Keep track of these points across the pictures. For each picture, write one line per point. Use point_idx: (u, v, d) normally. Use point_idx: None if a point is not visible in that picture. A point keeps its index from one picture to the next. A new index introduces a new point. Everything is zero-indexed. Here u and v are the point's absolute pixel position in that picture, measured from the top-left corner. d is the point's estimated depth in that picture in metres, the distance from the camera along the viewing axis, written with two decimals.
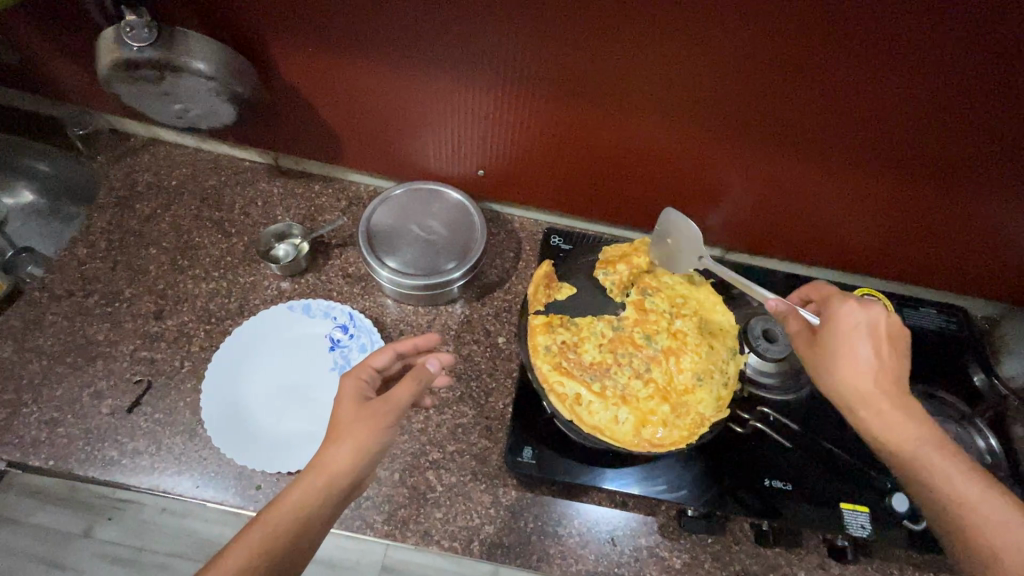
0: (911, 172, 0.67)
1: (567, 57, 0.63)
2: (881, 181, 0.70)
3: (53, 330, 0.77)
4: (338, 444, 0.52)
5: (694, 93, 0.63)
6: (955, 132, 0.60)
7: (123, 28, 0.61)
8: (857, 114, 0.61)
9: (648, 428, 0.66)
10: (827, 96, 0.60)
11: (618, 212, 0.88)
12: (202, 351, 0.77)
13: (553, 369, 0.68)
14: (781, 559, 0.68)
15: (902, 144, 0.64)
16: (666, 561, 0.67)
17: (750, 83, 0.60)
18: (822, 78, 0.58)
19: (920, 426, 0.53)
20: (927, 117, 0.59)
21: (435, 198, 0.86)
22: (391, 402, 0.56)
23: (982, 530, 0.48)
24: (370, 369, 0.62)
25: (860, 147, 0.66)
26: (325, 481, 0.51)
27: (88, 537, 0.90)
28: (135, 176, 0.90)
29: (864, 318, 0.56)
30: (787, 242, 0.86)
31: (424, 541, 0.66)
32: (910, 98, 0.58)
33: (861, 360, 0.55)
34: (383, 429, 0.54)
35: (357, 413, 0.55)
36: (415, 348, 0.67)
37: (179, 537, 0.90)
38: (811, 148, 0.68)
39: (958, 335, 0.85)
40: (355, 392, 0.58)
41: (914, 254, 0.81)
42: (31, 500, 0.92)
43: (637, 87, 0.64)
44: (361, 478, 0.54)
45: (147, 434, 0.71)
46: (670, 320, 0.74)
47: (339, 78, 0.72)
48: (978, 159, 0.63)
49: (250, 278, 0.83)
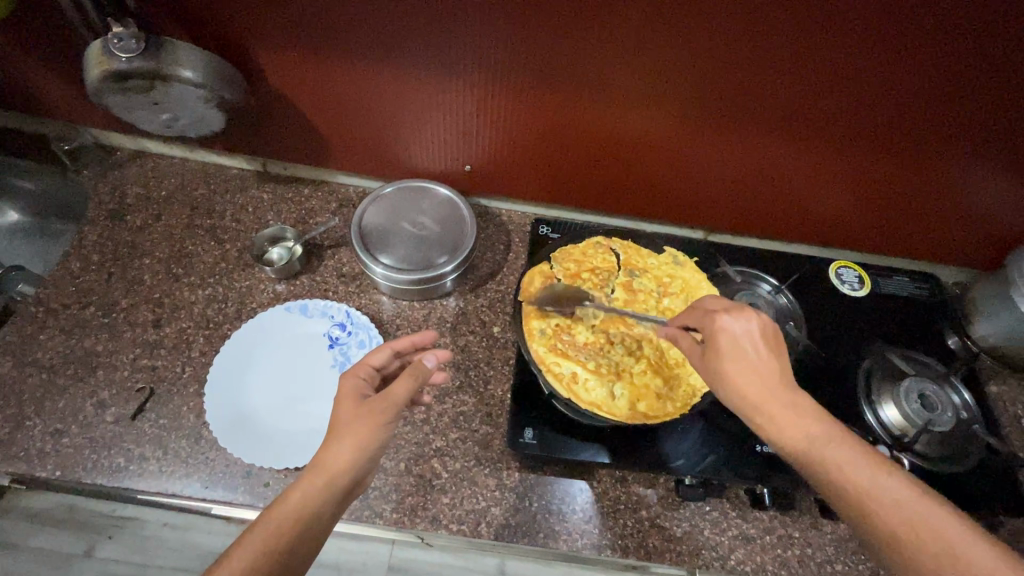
0: (872, 141, 0.71)
1: (539, 50, 0.65)
2: (846, 153, 0.73)
3: (50, 345, 0.77)
4: (338, 441, 0.55)
5: (662, 78, 0.66)
6: (919, 100, 0.64)
7: (111, 40, 0.63)
8: (817, 88, 0.64)
9: (643, 401, 0.68)
10: (805, 71, 0.63)
11: (603, 200, 0.90)
12: (202, 356, 0.78)
13: (548, 350, 0.70)
14: (775, 522, 0.71)
15: (861, 116, 0.67)
16: (668, 530, 0.70)
17: (740, 63, 0.63)
18: (780, 56, 0.61)
19: (813, 420, 0.52)
20: (898, 85, 0.63)
21: (423, 194, 0.88)
22: (388, 401, 0.58)
23: (870, 502, 0.47)
24: (370, 367, 0.64)
25: (823, 122, 0.69)
26: (326, 480, 0.53)
27: (88, 557, 0.90)
28: (124, 188, 0.91)
29: (740, 322, 0.57)
30: (766, 219, 0.88)
31: (433, 527, 0.68)
32: (892, 69, 0.61)
33: (751, 367, 0.54)
34: (383, 425, 0.57)
35: (356, 411, 0.57)
36: (413, 345, 0.69)
37: (182, 552, 0.91)
38: (776, 125, 0.71)
39: (931, 300, 0.88)
40: (353, 391, 0.60)
41: (885, 223, 0.85)
42: (29, 525, 0.92)
43: (609, 75, 0.67)
44: (360, 477, 0.55)
45: (153, 440, 0.72)
46: (658, 299, 0.77)
47: (323, 80, 0.74)
48: (933, 126, 0.67)
49: (245, 282, 0.85)
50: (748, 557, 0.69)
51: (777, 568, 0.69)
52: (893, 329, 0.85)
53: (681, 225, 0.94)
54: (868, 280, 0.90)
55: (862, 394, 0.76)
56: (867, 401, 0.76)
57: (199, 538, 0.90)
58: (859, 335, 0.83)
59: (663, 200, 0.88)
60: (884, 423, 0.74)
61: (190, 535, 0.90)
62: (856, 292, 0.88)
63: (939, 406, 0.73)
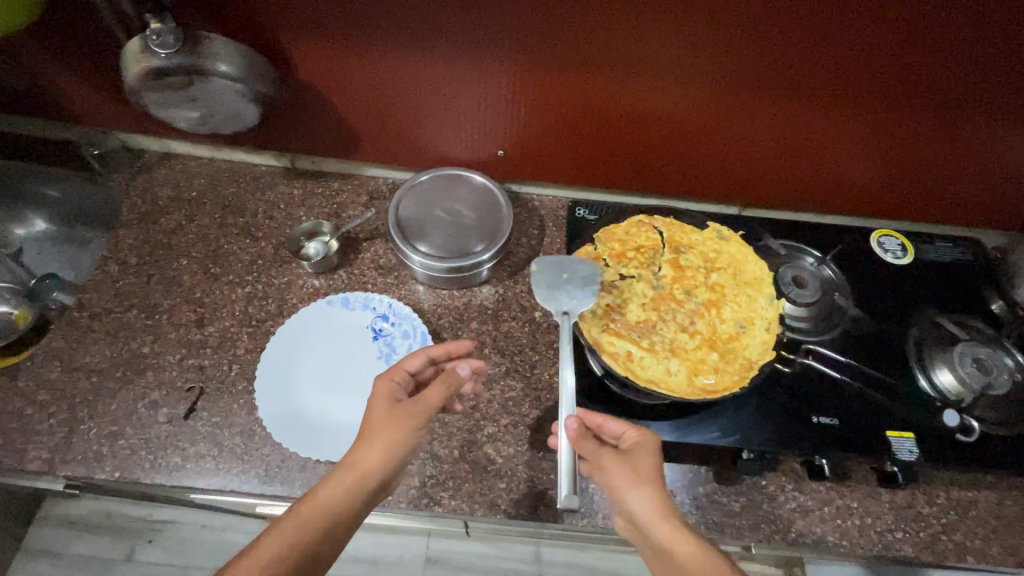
0: (915, 104, 0.70)
1: (577, 25, 0.64)
2: (887, 118, 0.72)
3: (98, 348, 0.77)
4: (369, 443, 0.55)
5: (702, 50, 0.66)
6: (966, 59, 0.63)
7: (149, 36, 0.62)
8: (860, 51, 0.64)
9: (701, 376, 0.67)
10: (849, 32, 0.62)
11: (637, 180, 0.89)
12: (248, 353, 0.78)
13: (602, 331, 0.69)
14: (833, 493, 0.71)
15: (905, 78, 0.66)
16: (726, 506, 0.69)
17: (782, 27, 0.62)
18: (825, 18, 0.60)
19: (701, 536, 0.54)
20: (944, 43, 0.62)
21: (458, 182, 0.87)
22: (421, 405, 0.58)
23: None
24: (404, 371, 0.63)
25: (865, 85, 0.68)
26: (354, 482, 0.53)
27: (130, 560, 1.06)
28: (155, 191, 0.90)
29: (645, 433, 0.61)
30: (805, 190, 0.87)
31: (492, 512, 0.68)
32: (936, 27, 0.60)
33: (651, 472, 0.57)
34: (413, 431, 0.56)
35: (388, 413, 0.57)
36: (448, 354, 0.67)
37: (217, 551, 1.07)
38: (817, 93, 0.70)
39: (975, 264, 0.87)
40: (387, 392, 0.60)
41: (925, 189, 0.84)
42: (73, 531, 1.08)
43: (647, 48, 0.66)
44: (389, 481, 0.55)
45: (207, 437, 0.72)
46: (706, 274, 0.76)
47: (354, 69, 0.73)
48: (978, 85, 0.66)
49: (284, 279, 0.84)
50: (808, 529, 0.69)
51: (838, 538, 0.68)
52: (940, 294, 0.83)
53: (716, 202, 0.92)
54: (911, 248, 0.88)
55: (913, 359, 0.76)
56: (919, 365, 0.75)
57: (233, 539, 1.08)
58: (907, 301, 0.82)
59: (698, 176, 0.87)
60: (939, 388, 0.73)
61: (223, 536, 1.08)
62: (899, 260, 0.86)
63: (994, 369, 0.73)
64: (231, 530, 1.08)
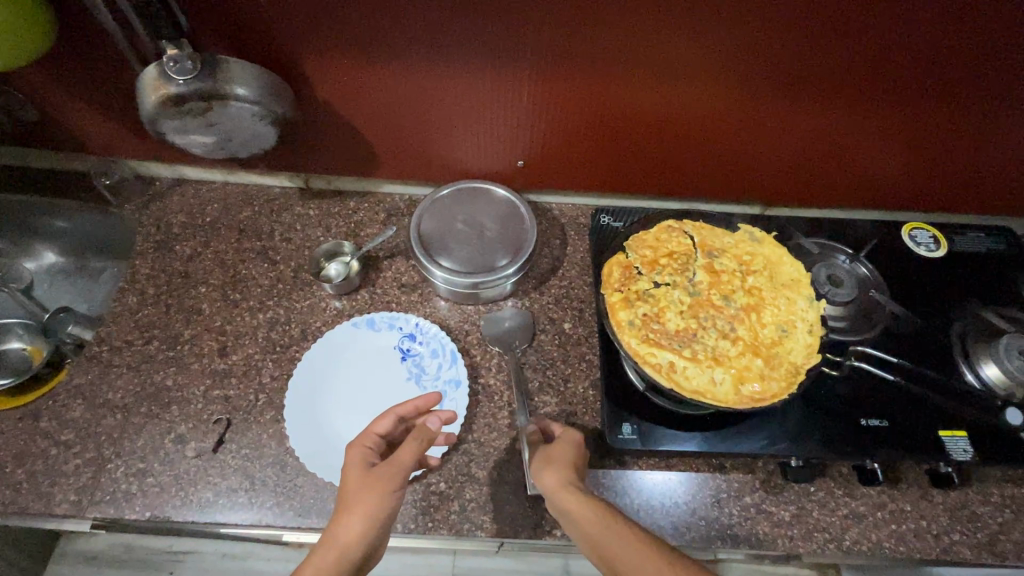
0: (931, 102, 0.70)
1: (591, 43, 0.65)
2: (903, 117, 0.72)
3: (120, 383, 0.75)
4: (346, 515, 0.52)
5: (716, 61, 0.66)
6: (979, 57, 0.63)
7: (167, 63, 0.60)
8: (874, 55, 0.64)
9: (746, 384, 0.65)
10: (864, 38, 0.62)
11: (656, 185, 0.88)
12: (273, 381, 0.76)
13: (641, 341, 0.67)
14: (885, 497, 0.69)
15: (919, 78, 0.67)
16: (776, 515, 0.67)
17: (797, 37, 0.62)
18: (838, 26, 0.61)
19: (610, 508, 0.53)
20: (960, 43, 0.62)
21: (479, 196, 0.86)
22: (397, 465, 0.56)
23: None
24: (373, 435, 0.61)
25: (881, 87, 0.68)
26: (335, 553, 0.50)
27: None
28: (169, 218, 0.89)
29: (567, 431, 0.63)
30: (829, 188, 0.86)
31: (537, 534, 0.66)
32: (950, 30, 0.60)
33: (564, 458, 0.58)
34: (389, 494, 0.54)
35: (365, 479, 0.55)
36: (417, 408, 0.65)
37: None
38: (832, 97, 0.70)
39: (1009, 253, 0.86)
40: (360, 457, 0.58)
41: (952, 181, 0.83)
42: (91, 567, 1.05)
43: (662, 62, 0.67)
44: (371, 552, 0.53)
45: (238, 471, 0.70)
46: (742, 278, 0.74)
47: (370, 91, 0.73)
48: (995, 81, 0.66)
49: (305, 302, 0.82)
50: (863, 536, 0.66)
51: (894, 543, 0.66)
52: (977, 286, 0.81)
53: (738, 202, 0.91)
54: (943, 240, 0.86)
55: (959, 354, 0.74)
56: (965, 360, 0.74)
57: (259, 566, 1.06)
58: (944, 295, 0.80)
59: (721, 180, 0.86)
60: (986, 383, 0.72)
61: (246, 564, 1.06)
62: (933, 253, 0.84)
63: None
64: (255, 558, 1.06)
